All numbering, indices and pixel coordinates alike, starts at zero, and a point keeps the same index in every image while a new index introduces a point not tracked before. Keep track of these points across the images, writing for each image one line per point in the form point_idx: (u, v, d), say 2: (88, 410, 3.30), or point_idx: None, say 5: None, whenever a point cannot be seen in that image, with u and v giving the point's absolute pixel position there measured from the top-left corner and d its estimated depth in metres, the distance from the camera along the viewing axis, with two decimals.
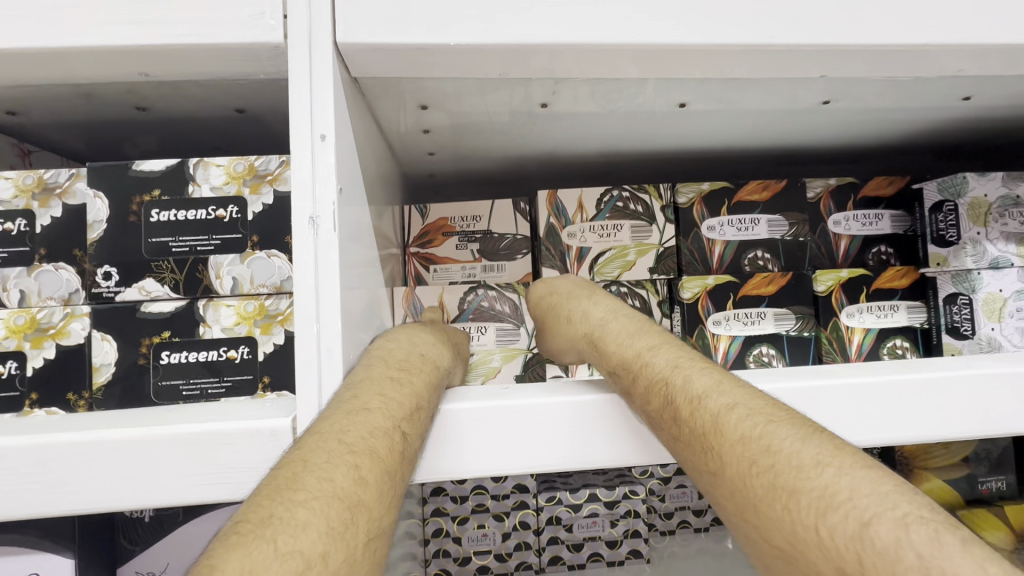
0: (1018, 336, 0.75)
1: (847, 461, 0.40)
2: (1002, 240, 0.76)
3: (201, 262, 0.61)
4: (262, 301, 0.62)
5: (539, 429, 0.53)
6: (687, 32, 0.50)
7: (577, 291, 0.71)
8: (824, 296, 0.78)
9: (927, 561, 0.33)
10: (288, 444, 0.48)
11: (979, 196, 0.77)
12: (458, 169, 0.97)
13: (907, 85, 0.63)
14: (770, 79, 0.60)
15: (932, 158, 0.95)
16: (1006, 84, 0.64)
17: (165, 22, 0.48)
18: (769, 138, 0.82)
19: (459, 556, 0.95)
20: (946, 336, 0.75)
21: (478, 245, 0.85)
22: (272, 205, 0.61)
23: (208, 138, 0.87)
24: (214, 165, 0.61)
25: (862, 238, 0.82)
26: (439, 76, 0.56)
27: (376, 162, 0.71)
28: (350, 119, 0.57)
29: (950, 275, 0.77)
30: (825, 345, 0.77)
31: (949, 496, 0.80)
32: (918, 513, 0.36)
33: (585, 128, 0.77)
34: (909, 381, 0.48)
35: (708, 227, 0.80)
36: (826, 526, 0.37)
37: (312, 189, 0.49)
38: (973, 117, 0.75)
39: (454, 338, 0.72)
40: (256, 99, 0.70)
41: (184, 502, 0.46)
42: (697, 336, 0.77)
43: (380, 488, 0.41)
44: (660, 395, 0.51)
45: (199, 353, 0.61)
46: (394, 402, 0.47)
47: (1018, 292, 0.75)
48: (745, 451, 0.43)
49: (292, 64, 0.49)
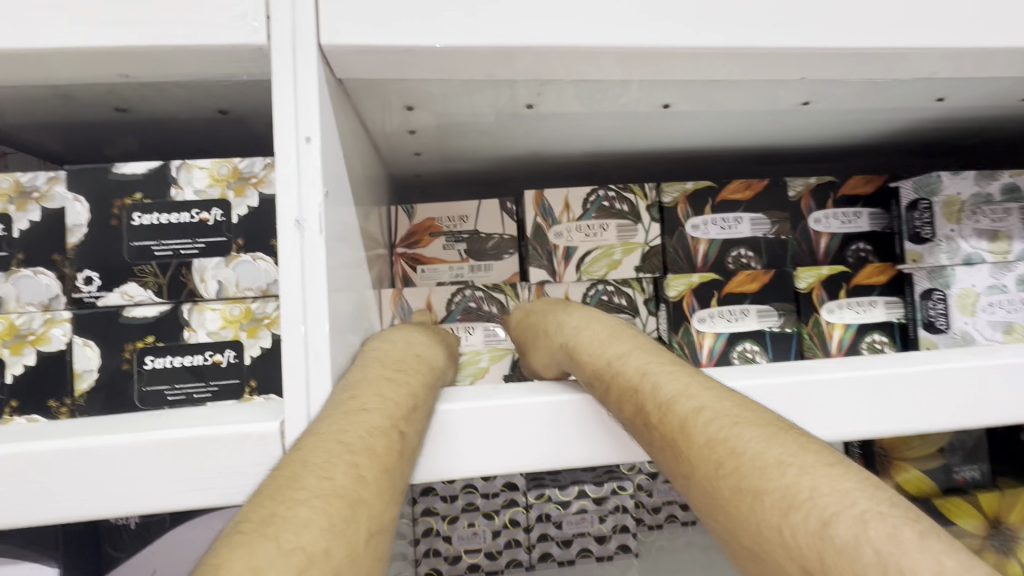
0: (991, 330, 0.76)
1: (809, 460, 0.38)
2: (975, 237, 0.78)
3: (184, 266, 0.59)
4: (248, 304, 0.60)
5: (518, 429, 0.53)
6: (671, 36, 0.51)
7: (555, 306, 0.69)
8: (805, 293, 0.81)
9: (886, 559, 0.31)
10: (276, 449, 0.48)
11: (953, 194, 0.78)
12: (446, 171, 0.93)
13: (882, 87, 0.66)
14: (751, 81, 0.61)
15: (904, 155, 1.00)
16: (976, 87, 0.68)
17: (145, 23, 0.47)
18: (752, 139, 0.84)
19: (449, 555, 0.91)
20: (921, 331, 0.79)
21: (466, 245, 0.83)
22: (257, 207, 0.60)
23: (191, 139, 0.83)
24: (197, 168, 0.59)
25: (842, 235, 0.85)
26: (420, 76, 0.55)
27: (361, 163, 0.69)
28: (336, 121, 0.56)
29: (926, 271, 0.79)
30: (807, 340, 0.80)
31: (926, 485, 0.83)
32: (878, 509, 0.34)
33: (571, 129, 0.75)
34: (889, 375, 0.54)
35: (692, 226, 0.81)
36: (788, 527, 0.35)
37: (298, 191, 0.48)
38: (944, 117, 0.80)
39: (445, 335, 0.70)
40: (241, 100, 0.67)
41: (173, 508, 0.46)
42: (683, 334, 0.78)
43: (379, 488, 0.40)
44: (632, 402, 0.50)
45: (184, 358, 0.59)
46: (393, 402, 0.47)
47: (990, 288, 0.77)
48: (710, 453, 0.42)
49: (275, 66, 0.48)
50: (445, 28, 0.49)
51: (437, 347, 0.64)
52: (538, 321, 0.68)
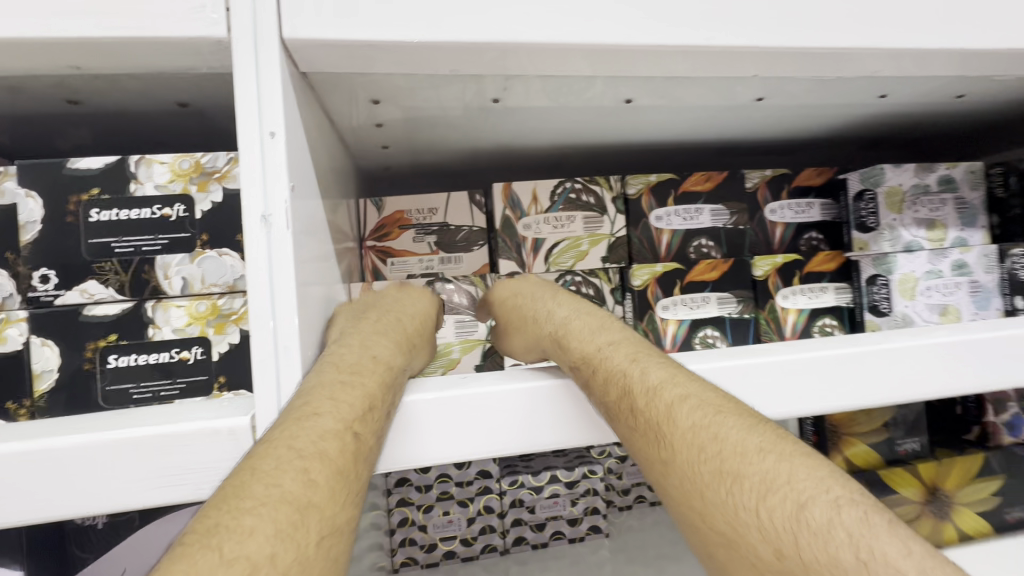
0: (929, 312, 0.81)
1: (788, 450, 0.45)
2: (914, 226, 0.83)
3: (147, 263, 0.57)
4: (214, 300, 0.59)
5: (493, 415, 0.54)
6: (636, 34, 0.52)
7: (537, 293, 0.70)
8: (762, 280, 0.85)
9: (857, 539, 0.38)
10: (247, 443, 0.47)
11: (895, 185, 0.83)
12: (415, 163, 0.93)
13: (831, 84, 0.69)
14: (709, 78, 0.63)
15: (856, 148, 1.04)
16: (915, 84, 0.72)
17: (97, 14, 0.45)
18: (713, 132, 0.86)
19: (425, 543, 0.92)
20: (867, 314, 0.84)
21: (436, 237, 0.83)
22: (222, 203, 0.58)
23: (150, 133, 0.80)
24: (157, 162, 0.58)
25: (796, 224, 0.89)
26: (387, 70, 0.55)
27: (328, 157, 0.68)
28: (301, 116, 0.55)
29: (871, 258, 0.83)
30: (763, 325, 0.84)
31: (870, 458, 0.88)
32: (846, 496, 0.41)
33: (538, 122, 0.76)
34: (857, 352, 0.57)
35: (656, 217, 0.84)
36: (765, 508, 0.42)
37: (264, 187, 0.48)
38: (890, 113, 0.84)
39: (417, 309, 0.68)
40: (203, 93, 0.65)
41: (145, 506, 0.46)
42: (647, 321, 0.81)
43: (332, 491, 0.41)
44: (617, 387, 0.53)
45: (149, 356, 0.58)
46: (348, 404, 0.47)
47: (927, 273, 0.81)
48: (695, 438, 0.47)
49: (236, 60, 0.47)
50: (409, 22, 0.49)
51: (402, 331, 0.62)
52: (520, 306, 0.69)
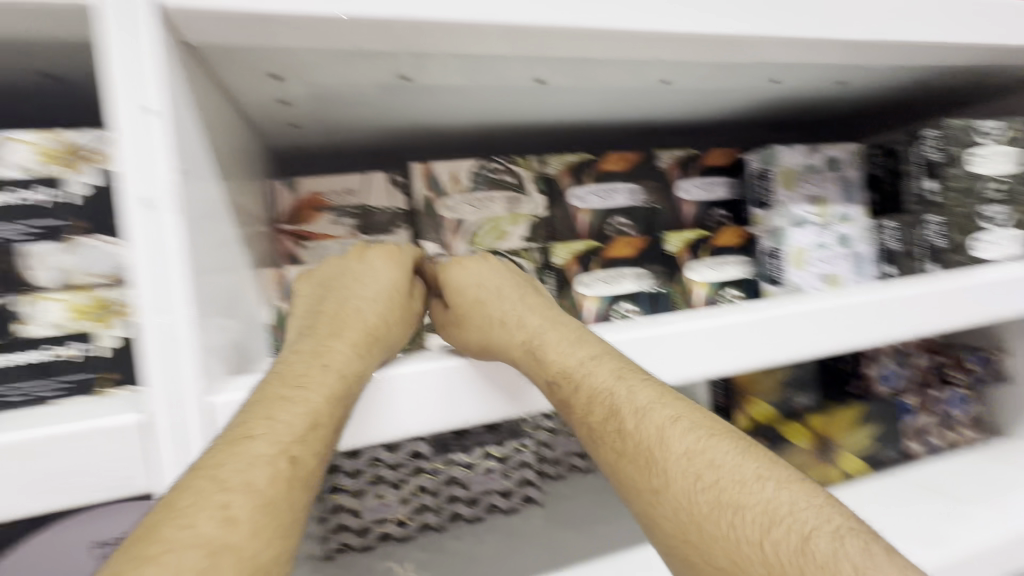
0: (819, 281, 0.89)
1: (782, 479, 0.53)
2: (805, 202, 0.90)
3: (14, 253, 0.52)
4: (97, 292, 0.54)
5: (411, 394, 0.59)
6: (540, 17, 0.54)
7: (501, 287, 0.71)
8: (673, 255, 0.89)
9: (859, 568, 0.46)
10: (137, 440, 0.48)
11: (789, 164, 0.90)
12: (331, 142, 0.89)
13: (730, 70, 0.73)
14: (618, 61, 0.65)
15: (761, 128, 1.12)
16: (803, 72, 0.78)
17: None
18: (628, 112, 0.89)
19: (359, 528, 0.91)
20: (767, 285, 0.90)
21: (356, 220, 0.80)
22: (102, 186, 0.54)
23: (16, 107, 0.71)
24: (20, 141, 0.52)
25: (704, 202, 0.94)
26: (285, 44, 0.52)
27: (229, 135, 0.64)
28: (189, 91, 0.51)
29: (769, 233, 0.90)
30: (676, 299, 0.88)
31: (770, 416, 0.98)
32: (845, 526, 0.50)
33: (454, 101, 0.75)
34: (789, 312, 0.65)
35: (573, 196, 0.86)
36: (769, 541, 0.49)
37: (147, 169, 0.45)
38: (785, 97, 0.90)
39: (381, 284, 0.66)
40: (75, 63, 0.58)
41: (26, 513, 0.46)
42: (567, 298, 0.83)
43: (254, 527, 0.43)
44: (602, 408, 0.59)
45: (23, 355, 0.53)
46: (284, 425, 0.49)
47: (816, 245, 0.89)
48: (690, 466, 0.55)
49: (103, 32, 0.44)
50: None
51: (358, 322, 0.62)
52: (479, 295, 0.70)
